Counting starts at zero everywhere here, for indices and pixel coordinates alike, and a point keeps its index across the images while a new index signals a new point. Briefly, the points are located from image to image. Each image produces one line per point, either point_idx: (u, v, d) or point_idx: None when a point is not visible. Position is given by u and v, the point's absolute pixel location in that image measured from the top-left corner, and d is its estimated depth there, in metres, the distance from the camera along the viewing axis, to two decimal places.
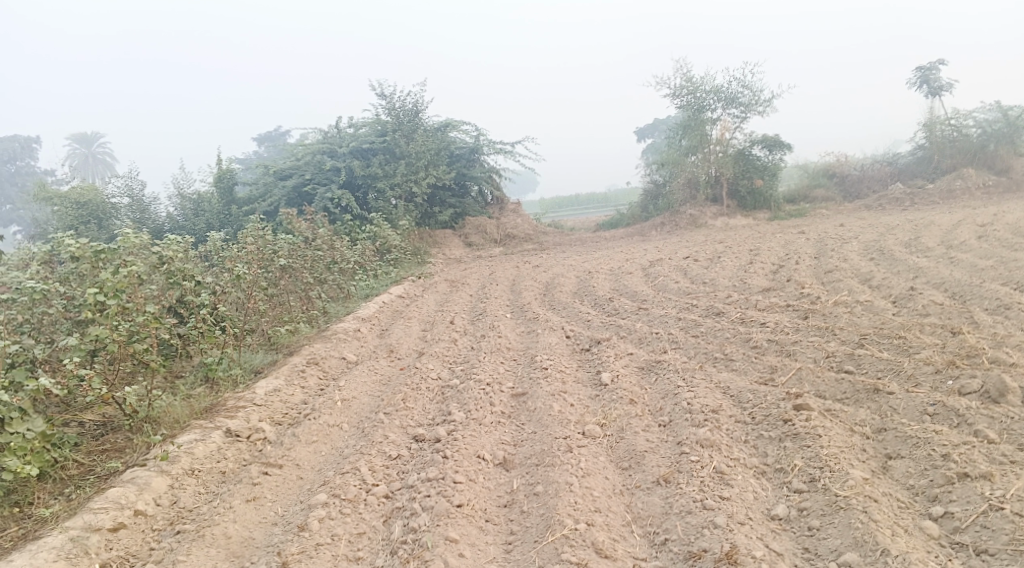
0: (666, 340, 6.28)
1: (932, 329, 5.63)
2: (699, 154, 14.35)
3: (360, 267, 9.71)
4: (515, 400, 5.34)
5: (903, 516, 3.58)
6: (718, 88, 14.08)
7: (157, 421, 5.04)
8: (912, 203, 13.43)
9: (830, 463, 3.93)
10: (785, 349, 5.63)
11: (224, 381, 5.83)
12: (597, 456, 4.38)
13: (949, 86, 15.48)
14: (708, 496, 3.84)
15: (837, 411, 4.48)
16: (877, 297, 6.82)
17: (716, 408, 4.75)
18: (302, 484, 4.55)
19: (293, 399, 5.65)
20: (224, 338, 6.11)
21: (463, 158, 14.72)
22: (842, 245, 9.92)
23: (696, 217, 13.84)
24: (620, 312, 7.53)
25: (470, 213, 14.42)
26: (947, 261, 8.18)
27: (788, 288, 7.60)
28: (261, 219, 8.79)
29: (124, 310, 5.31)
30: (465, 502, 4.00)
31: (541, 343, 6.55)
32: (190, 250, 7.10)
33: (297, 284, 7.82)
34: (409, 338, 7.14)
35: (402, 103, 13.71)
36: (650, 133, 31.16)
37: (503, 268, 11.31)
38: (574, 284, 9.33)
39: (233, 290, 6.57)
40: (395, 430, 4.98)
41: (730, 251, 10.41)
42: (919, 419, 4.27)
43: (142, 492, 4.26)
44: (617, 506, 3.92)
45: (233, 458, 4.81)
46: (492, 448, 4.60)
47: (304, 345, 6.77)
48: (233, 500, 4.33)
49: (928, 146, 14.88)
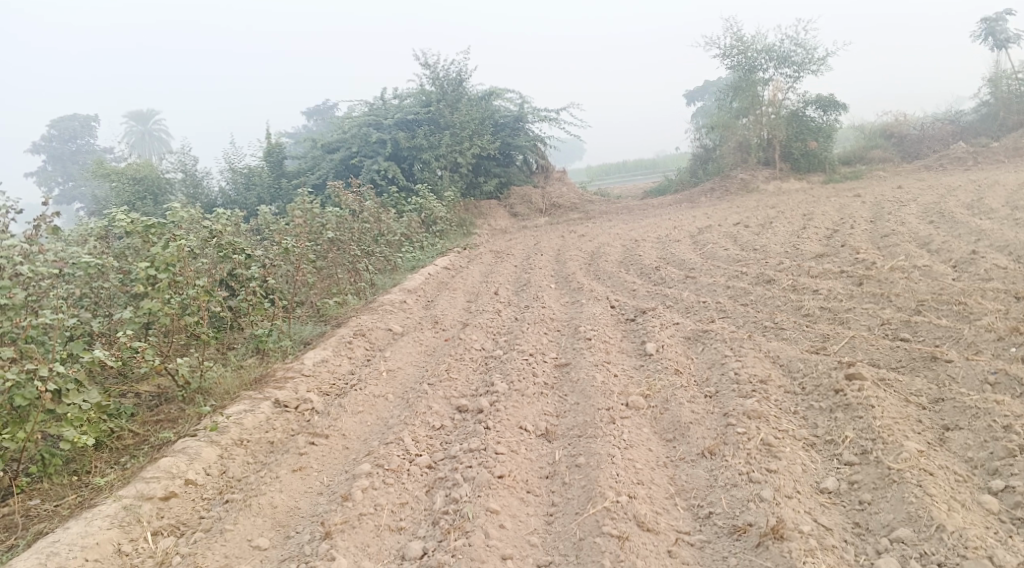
0: (714, 309, 6.14)
1: (995, 294, 5.37)
2: (751, 116, 13.96)
3: (406, 239, 9.76)
4: (558, 370, 5.31)
5: (960, 490, 3.44)
6: (771, 47, 13.62)
7: (209, 392, 5.19)
8: (976, 162, 12.80)
9: (883, 435, 3.78)
10: (838, 317, 5.45)
11: (275, 352, 5.94)
12: (641, 428, 4.32)
13: (1018, 37, 14.65)
14: (755, 469, 3.75)
15: (891, 380, 4.31)
16: (936, 261, 6.54)
17: (765, 378, 4.63)
18: (347, 454, 4.61)
19: (340, 369, 5.73)
20: (273, 310, 6.22)
21: (509, 127, 14.51)
22: (899, 209, 9.54)
23: (747, 181, 13.49)
24: (666, 281, 7.40)
25: (515, 182, 14.35)
26: (1012, 222, 7.80)
27: (842, 253, 7.35)
28: (308, 192, 8.87)
29: (175, 283, 5.42)
30: (507, 474, 4.00)
31: (585, 313, 6.48)
32: (240, 224, 7.22)
33: (345, 257, 7.81)
34: (453, 310, 7.15)
35: (446, 73, 13.63)
36: (700, 97, 30.39)
37: (548, 238, 11.23)
38: (620, 252, 9.20)
39: (283, 263, 6.65)
40: (439, 400, 5.00)
41: (781, 217, 10.12)
42: (979, 388, 4.08)
43: (193, 462, 4.39)
44: (660, 478, 3.87)
45: (282, 428, 4.92)
46: (534, 419, 4.58)
47: (352, 317, 6.82)
48: (280, 470, 4.42)
49: (994, 101, 14.16)
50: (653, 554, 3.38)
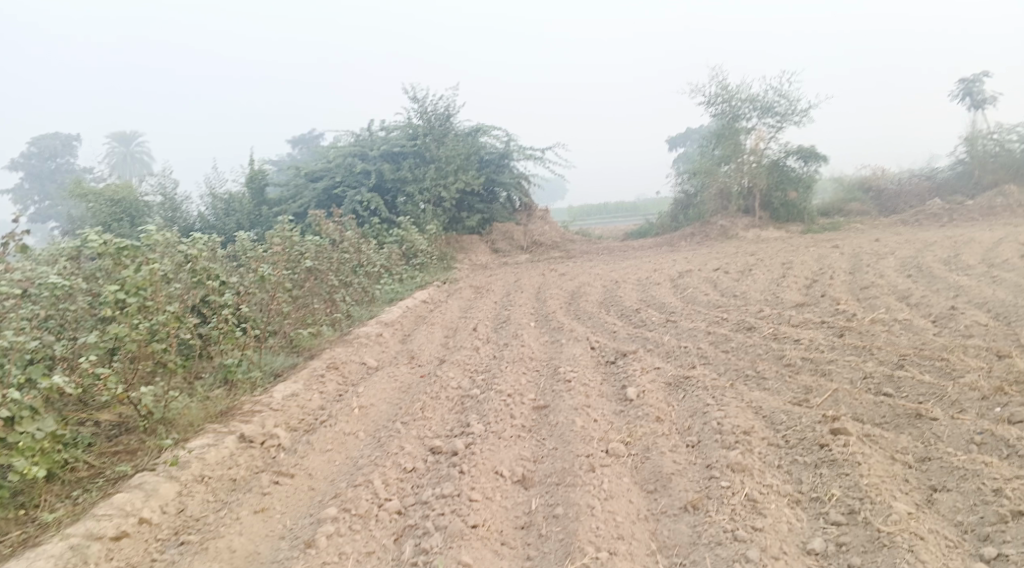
0: (695, 354, 6.06)
1: (977, 351, 5.34)
2: (732, 164, 14.04)
3: (386, 271, 9.63)
4: (536, 413, 5.16)
5: (953, 557, 3.32)
6: (754, 97, 13.80)
7: (173, 423, 4.96)
8: (951, 219, 12.98)
9: (871, 495, 3.68)
10: (820, 368, 5.38)
11: (243, 384, 5.75)
12: (621, 477, 4.18)
13: (993, 99, 15.01)
14: (740, 526, 3.62)
15: (876, 436, 4.22)
16: (916, 316, 6.52)
17: (748, 429, 4.52)
18: (313, 495, 4.41)
19: (310, 404, 5.53)
20: (245, 340, 6.00)
21: (494, 164, 14.51)
22: (878, 261, 9.60)
23: (727, 228, 13.56)
24: (647, 324, 7.31)
25: (497, 219, 14.29)
26: (990, 279, 7.85)
27: (823, 304, 7.33)
28: (288, 220, 8.72)
29: (145, 308, 5.23)
30: (480, 523, 3.84)
31: (565, 354, 6.36)
32: (217, 250, 7.04)
33: (322, 287, 7.64)
34: (430, 345, 7.00)
35: (434, 107, 13.64)
36: (682, 142, 30.83)
37: (529, 275, 11.16)
38: (600, 293, 9.12)
39: (258, 291, 6.46)
40: (412, 441, 4.82)
41: (761, 264, 10.14)
42: (966, 448, 4.00)
43: (149, 499, 4.18)
44: (641, 533, 3.72)
45: (246, 465, 4.71)
46: (511, 463, 4.43)
47: (326, 350, 6.65)
48: (241, 511, 4.22)
49: (969, 160, 14.43)
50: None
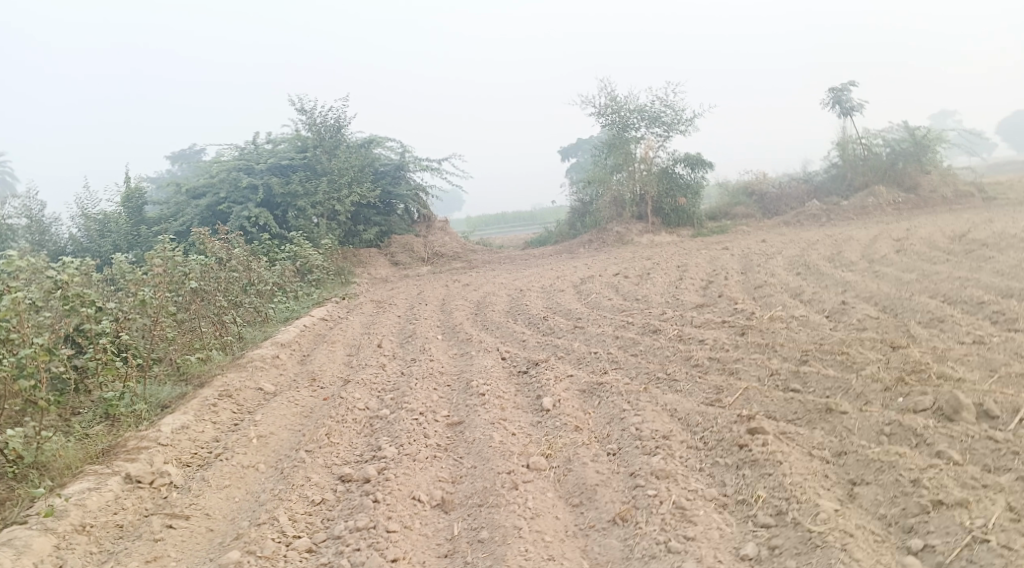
0: (607, 359, 6.00)
1: (872, 343, 5.53)
2: (625, 172, 14.36)
3: (280, 289, 9.15)
4: (450, 430, 4.94)
5: (882, 553, 3.36)
6: (642, 107, 14.19)
7: (46, 467, 4.40)
8: (829, 219, 13.72)
9: (796, 494, 3.70)
10: (728, 367, 5.43)
11: (127, 418, 5.19)
12: (545, 493, 4.04)
13: (859, 106, 16.06)
14: (672, 537, 3.56)
15: (792, 434, 4.28)
16: (811, 312, 6.74)
17: (667, 433, 4.48)
18: (212, 537, 4.01)
19: (203, 436, 5.08)
20: (127, 371, 5.44)
21: (389, 175, 14.17)
22: (768, 261, 9.97)
23: (623, 234, 13.75)
24: (555, 331, 7.23)
25: (395, 231, 13.93)
26: (873, 274, 8.28)
27: (722, 304, 7.47)
28: (169, 238, 8.08)
29: (9, 342, 4.64)
30: (401, 556, 3.60)
31: (476, 366, 6.16)
32: (90, 273, 6.40)
33: (210, 309, 7.13)
34: (332, 365, 6.63)
35: (324, 119, 13.14)
36: (574, 153, 31.43)
37: (432, 287, 10.90)
38: (505, 303, 8.99)
39: (139, 316, 5.89)
40: (319, 470, 4.48)
41: (659, 268, 10.32)
42: (877, 440, 4.10)
43: (20, 557, 3.68)
44: (572, 552, 3.60)
45: (134, 508, 4.25)
46: (428, 487, 4.19)
47: (218, 375, 6.16)
48: (130, 562, 3.78)
49: (842, 163, 15.34)
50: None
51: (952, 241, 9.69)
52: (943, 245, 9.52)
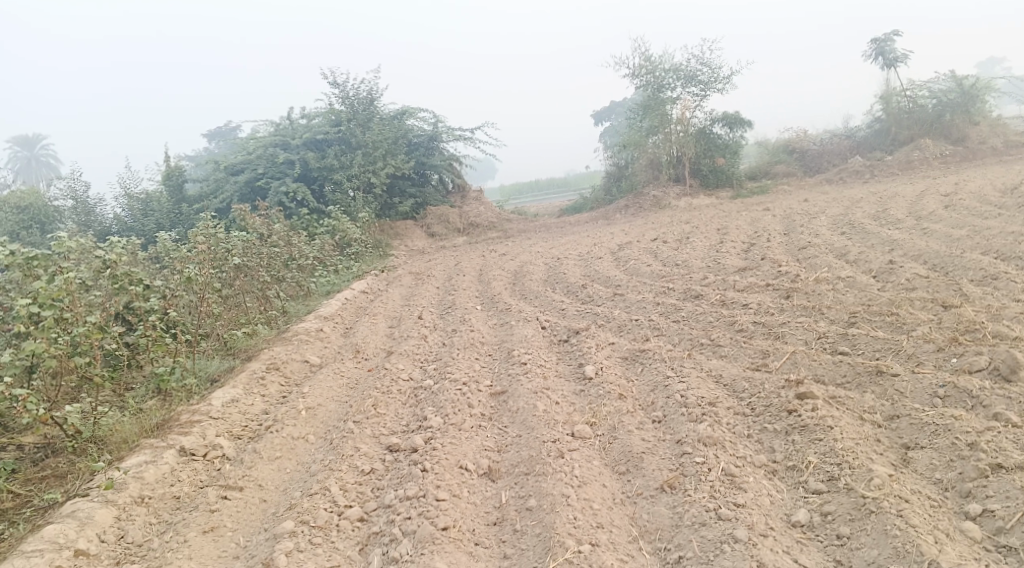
0: (648, 326, 5.95)
1: (923, 303, 5.37)
2: (660, 134, 14.02)
3: (320, 263, 9.25)
4: (494, 400, 4.96)
5: (940, 518, 3.31)
6: (677, 66, 13.88)
7: (103, 441, 4.54)
8: (872, 175, 13.32)
9: (848, 459, 3.66)
10: (773, 331, 5.34)
11: (178, 393, 5.31)
12: (591, 461, 4.06)
13: (903, 57, 15.46)
14: (722, 504, 3.54)
15: (842, 398, 4.21)
16: (857, 272, 6.56)
17: (713, 400, 4.44)
18: (266, 508, 4.12)
19: (253, 410, 5.19)
20: (176, 346, 5.52)
21: (423, 146, 14.13)
22: (810, 221, 9.73)
23: (659, 198, 13.52)
24: (594, 299, 7.18)
25: (431, 203, 13.91)
26: (920, 232, 8.02)
27: (764, 267, 7.33)
28: (210, 215, 8.21)
29: (63, 321, 4.76)
30: (451, 525, 3.65)
31: (517, 336, 6.17)
32: (135, 253, 6.55)
33: (253, 284, 7.24)
34: (374, 337, 6.69)
35: (356, 92, 13.11)
36: (608, 116, 30.97)
37: (468, 257, 10.90)
38: (543, 271, 8.95)
39: (185, 293, 6.00)
40: (368, 441, 4.55)
41: (698, 231, 10.16)
42: (931, 403, 4.02)
43: (85, 528, 3.83)
44: (620, 520, 3.62)
45: (189, 480, 4.37)
46: (475, 456, 4.23)
47: (264, 349, 6.27)
48: (188, 532, 3.90)
49: (885, 117, 14.80)
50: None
51: (1004, 195, 9.32)
52: (995, 199, 9.17)
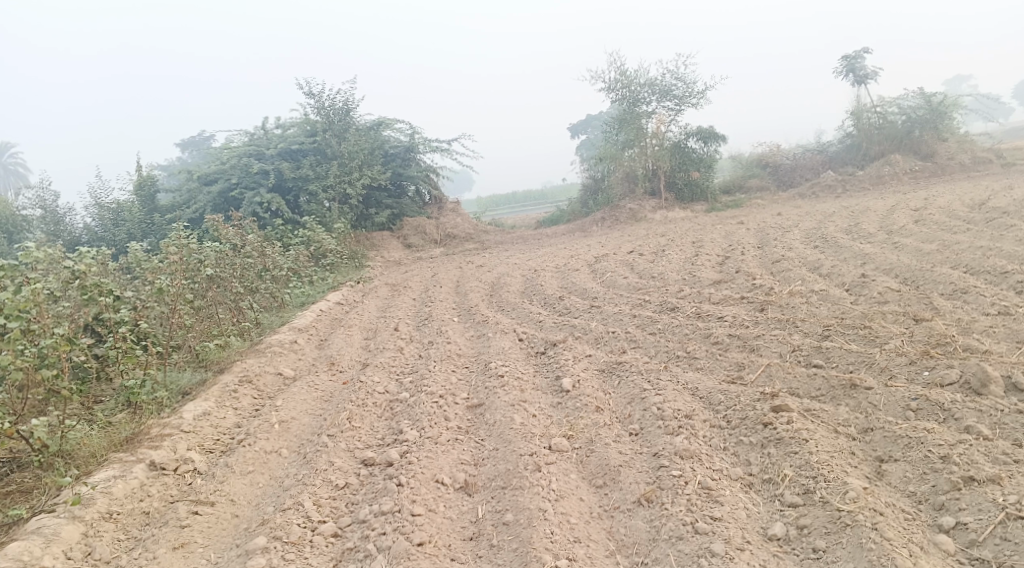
0: (625, 339, 5.96)
1: (895, 316, 5.44)
2: (636, 148, 14.15)
3: (294, 274, 9.15)
4: (471, 413, 4.93)
5: (914, 530, 3.33)
6: (653, 81, 14.04)
7: (71, 456, 4.42)
8: (844, 190, 13.53)
9: (824, 472, 3.68)
10: (749, 344, 5.37)
11: (149, 405, 5.20)
12: (569, 474, 4.04)
13: (873, 74, 15.77)
14: (699, 518, 3.54)
15: (817, 411, 4.24)
16: (830, 285, 6.64)
17: (690, 412, 4.45)
18: (238, 523, 4.04)
19: (225, 423, 5.10)
20: (147, 358, 5.41)
21: (400, 157, 14.09)
22: (784, 235, 9.84)
23: (635, 211, 13.60)
24: (571, 311, 7.18)
25: (407, 214, 13.85)
26: (892, 245, 8.15)
27: (739, 280, 7.38)
28: (183, 225, 8.10)
29: (30, 332, 4.65)
30: (427, 540, 3.61)
31: (493, 348, 6.14)
32: (106, 263, 6.43)
33: (226, 296, 7.14)
34: (350, 349, 6.62)
35: (333, 102, 13.05)
36: (585, 129, 31.17)
37: (445, 269, 10.86)
38: (520, 283, 8.94)
39: (157, 304, 5.90)
40: (342, 455, 4.49)
41: (674, 244, 10.22)
42: (903, 415, 4.06)
43: (50, 545, 3.72)
44: (597, 534, 3.61)
45: (159, 495, 4.28)
46: (451, 469, 4.19)
47: (237, 361, 6.17)
48: (157, 549, 3.81)
49: (856, 133, 15.06)
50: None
51: (972, 210, 9.51)
52: (963, 214, 9.36)
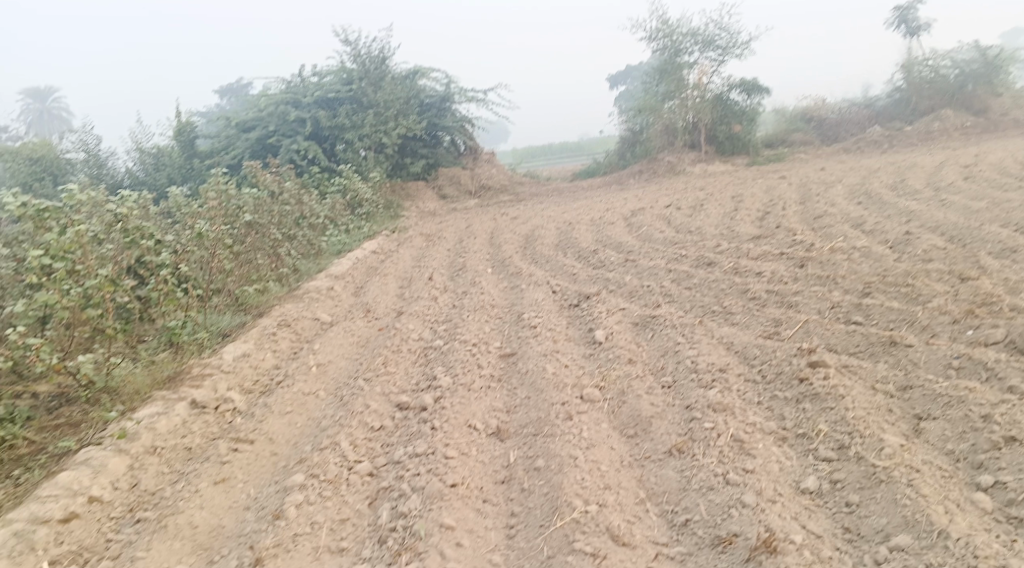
0: (659, 293, 5.91)
1: (939, 275, 5.29)
2: (676, 99, 13.84)
3: (331, 222, 9.22)
4: (504, 361, 4.96)
5: (950, 488, 3.29)
6: (695, 31, 13.67)
7: (116, 392, 4.58)
8: (890, 145, 13.11)
9: (859, 428, 3.64)
10: (786, 300, 5.29)
11: (190, 346, 5.34)
12: (600, 424, 4.07)
13: (926, 26, 15.09)
14: (731, 470, 3.55)
15: (854, 367, 4.19)
16: (873, 242, 6.48)
17: (724, 366, 4.43)
18: (276, 461, 4.15)
19: (265, 364, 5.22)
20: (188, 300, 5.53)
21: (435, 107, 13.96)
22: (826, 190, 9.61)
23: (674, 164, 13.35)
24: (606, 264, 7.13)
25: (443, 163, 13.78)
26: (938, 203, 7.91)
27: (779, 235, 7.24)
28: (222, 170, 8.18)
29: (75, 273, 4.79)
30: (460, 482, 3.67)
31: (527, 299, 6.14)
32: (147, 207, 6.55)
33: (265, 242, 7.24)
34: (385, 297, 6.68)
35: (369, 49, 12.92)
36: (623, 80, 30.57)
37: (480, 220, 10.84)
38: (555, 235, 8.90)
39: (197, 248, 6.00)
40: (377, 398, 4.57)
41: (712, 198, 10.05)
42: (944, 374, 3.99)
43: (98, 476, 3.87)
44: (627, 482, 3.64)
45: (201, 432, 4.42)
46: (484, 416, 4.25)
47: (275, 306, 6.28)
48: (200, 483, 3.93)
49: (906, 87, 14.52)
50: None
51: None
52: (1016, 171, 9.02)
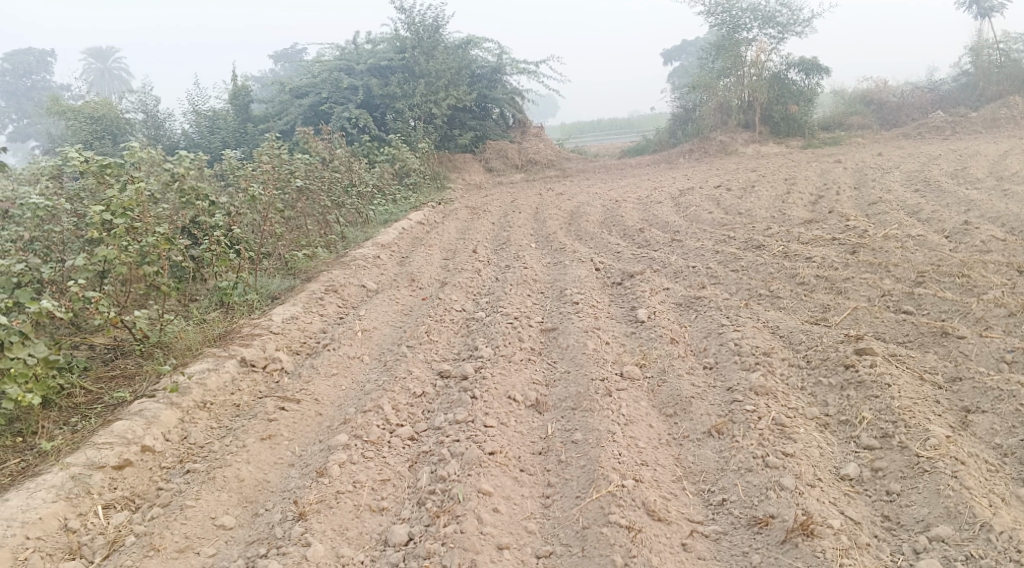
0: (705, 274, 5.85)
1: (997, 267, 5.13)
2: (732, 77, 13.56)
3: (379, 191, 9.31)
4: (544, 336, 5.00)
5: (996, 483, 3.24)
6: (756, 6, 13.42)
7: (169, 347, 4.75)
8: (953, 132, 12.63)
9: (905, 417, 3.59)
10: (836, 286, 5.19)
11: (240, 306, 5.49)
12: (639, 401, 4.08)
13: (1000, 7, 14.42)
14: (770, 452, 3.53)
15: (903, 356, 4.12)
16: (929, 231, 6.30)
17: (768, 349, 4.39)
18: (321, 421, 4.28)
19: (311, 327, 5.35)
20: (239, 262, 5.66)
21: (486, 79, 13.92)
22: (883, 176, 9.34)
23: (726, 143, 13.08)
24: (651, 244, 7.08)
25: (490, 136, 13.74)
26: (1001, 193, 7.62)
27: (831, 220, 7.08)
28: (276, 136, 8.33)
29: (133, 230, 4.93)
30: (498, 450, 3.74)
31: (570, 275, 6.14)
32: (202, 168, 6.71)
33: (314, 208, 7.38)
34: (430, 267, 6.75)
35: (422, 18, 12.88)
36: (678, 56, 29.99)
37: (525, 195, 10.80)
38: (601, 213, 8.83)
39: (249, 212, 6.14)
40: (419, 365, 4.67)
41: (764, 180, 9.84)
42: (997, 367, 3.90)
43: (151, 427, 4.02)
44: (665, 459, 3.66)
45: (249, 390, 4.57)
46: (523, 388, 4.30)
47: (322, 271, 6.39)
48: (247, 438, 4.06)
49: (974, 71, 13.94)
50: (667, 549, 3.14)
51: None
52: None
